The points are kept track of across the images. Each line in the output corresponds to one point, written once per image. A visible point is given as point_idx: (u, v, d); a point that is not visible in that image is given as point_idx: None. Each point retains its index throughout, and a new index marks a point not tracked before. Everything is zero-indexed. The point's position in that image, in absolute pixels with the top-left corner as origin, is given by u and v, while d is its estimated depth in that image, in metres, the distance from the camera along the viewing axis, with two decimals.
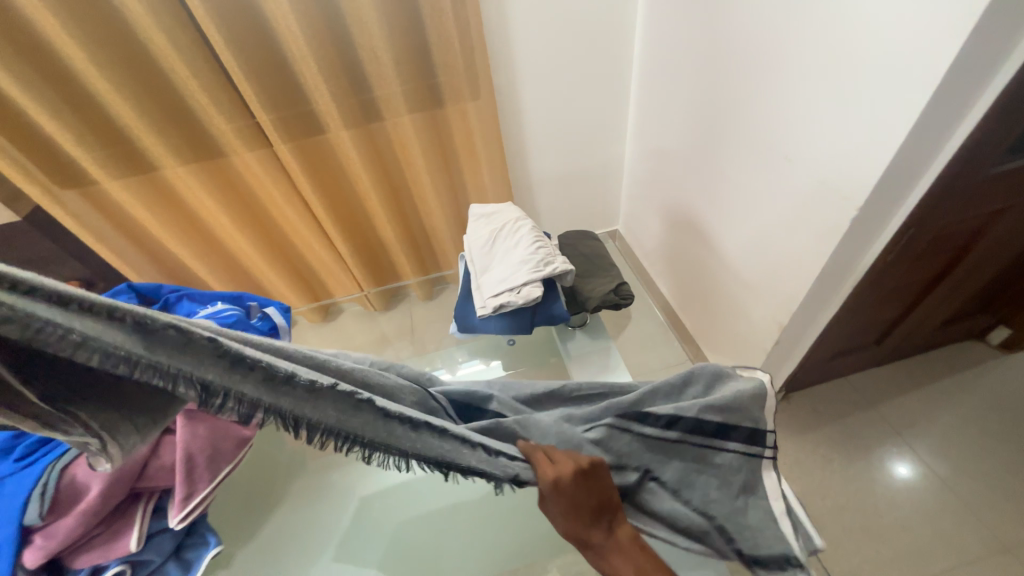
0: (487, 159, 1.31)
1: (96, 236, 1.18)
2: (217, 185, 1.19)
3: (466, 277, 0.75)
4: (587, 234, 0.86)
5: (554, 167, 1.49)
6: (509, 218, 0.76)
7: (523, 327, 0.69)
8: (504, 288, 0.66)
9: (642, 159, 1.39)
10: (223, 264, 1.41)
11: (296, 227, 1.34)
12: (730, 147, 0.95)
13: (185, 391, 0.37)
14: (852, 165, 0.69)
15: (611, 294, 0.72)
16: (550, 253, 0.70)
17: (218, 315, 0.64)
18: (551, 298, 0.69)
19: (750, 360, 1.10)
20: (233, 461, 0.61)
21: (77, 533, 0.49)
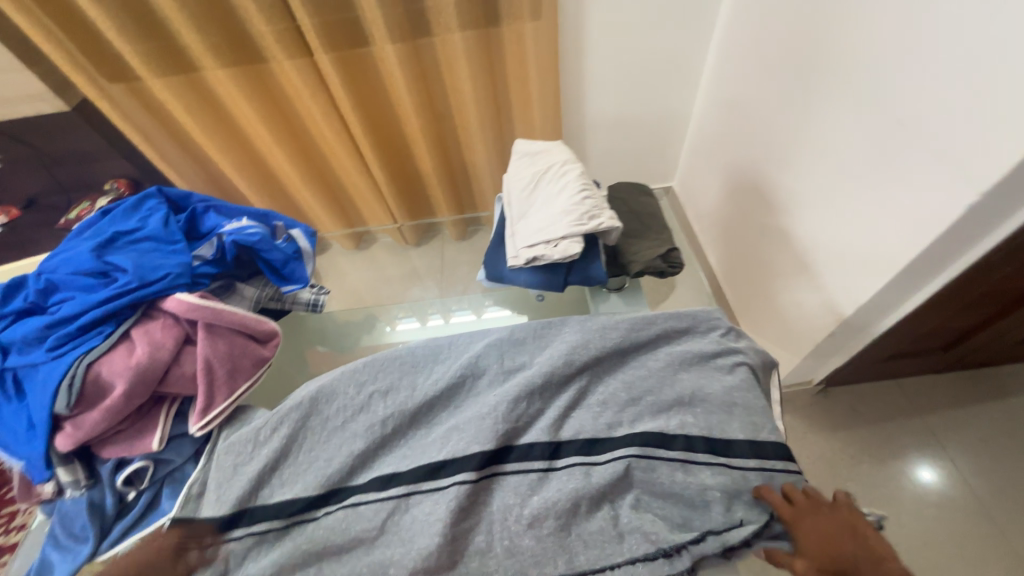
0: (540, 92, 1.19)
1: (140, 135, 1.17)
2: (256, 92, 1.14)
3: (500, 222, 0.69)
4: (639, 187, 0.75)
5: (612, 110, 1.35)
6: (557, 160, 0.67)
7: (555, 285, 0.63)
8: (540, 240, 0.61)
9: (714, 110, 1.24)
10: (261, 178, 1.40)
11: (334, 147, 1.29)
12: (825, 101, 0.80)
13: (313, 485, 0.52)
14: (976, 144, 0.56)
15: (658, 260, 0.63)
16: (598, 205, 0.62)
17: (243, 231, 0.60)
18: (591, 256, 0.62)
19: (794, 347, 1.02)
20: (252, 378, 0.59)
21: (101, 428, 0.49)
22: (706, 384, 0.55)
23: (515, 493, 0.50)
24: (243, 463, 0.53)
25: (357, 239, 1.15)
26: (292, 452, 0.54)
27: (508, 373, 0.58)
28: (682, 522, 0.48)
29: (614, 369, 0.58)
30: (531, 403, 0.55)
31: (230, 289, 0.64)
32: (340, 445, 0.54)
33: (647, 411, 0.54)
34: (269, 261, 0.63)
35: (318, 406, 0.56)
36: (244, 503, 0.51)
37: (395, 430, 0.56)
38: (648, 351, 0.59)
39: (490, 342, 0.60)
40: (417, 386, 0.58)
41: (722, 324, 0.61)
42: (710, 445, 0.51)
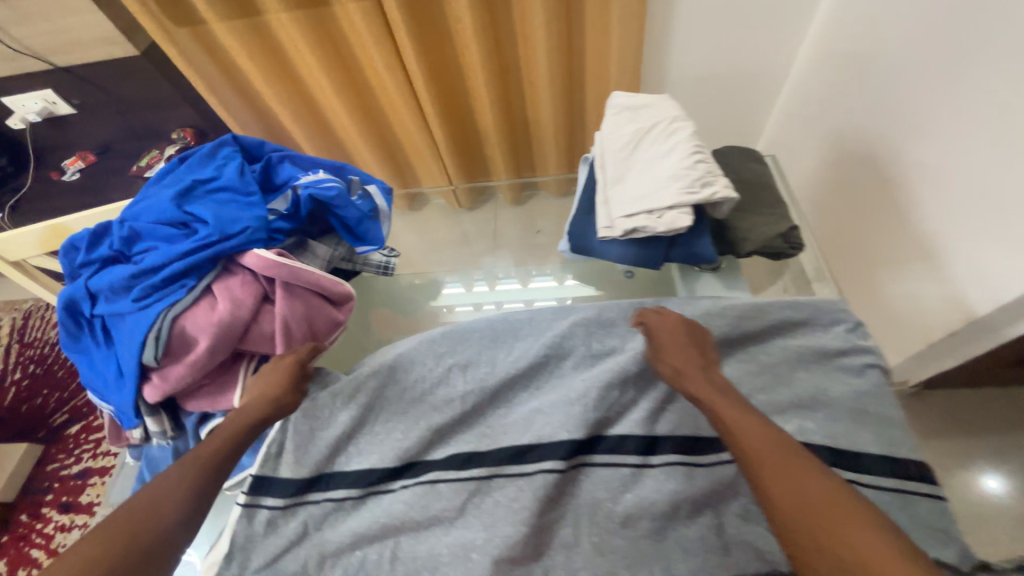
0: (620, 42, 1.07)
1: (205, 83, 1.16)
2: (318, 38, 1.09)
3: (589, 188, 0.62)
4: (750, 152, 0.65)
5: (697, 65, 1.20)
6: (662, 117, 0.58)
7: (652, 261, 0.56)
8: (641, 209, 0.53)
9: (822, 67, 1.07)
10: (319, 131, 1.37)
11: (394, 101, 1.23)
12: (993, 53, 0.65)
13: (390, 458, 0.50)
14: None
15: (777, 239, 0.54)
16: (711, 171, 0.54)
17: (319, 185, 0.57)
18: (699, 230, 0.54)
19: (894, 344, 0.91)
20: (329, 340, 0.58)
21: (186, 382, 0.49)
22: (830, 385, 0.48)
23: (605, 488, 0.47)
24: (320, 428, 0.51)
25: (411, 199, 1.06)
26: (368, 420, 0.53)
27: (596, 357, 0.53)
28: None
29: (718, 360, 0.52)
30: (625, 391, 0.50)
31: (304, 246, 0.60)
32: (418, 418, 0.52)
33: (757, 412, 0.48)
34: (344, 218, 0.60)
35: (394, 372, 0.54)
36: (322, 468, 0.51)
37: (472, 407, 0.52)
38: (756, 343, 0.52)
39: (576, 320, 0.55)
40: (497, 361, 0.54)
41: (849, 318, 0.51)
42: (835, 457, 0.44)
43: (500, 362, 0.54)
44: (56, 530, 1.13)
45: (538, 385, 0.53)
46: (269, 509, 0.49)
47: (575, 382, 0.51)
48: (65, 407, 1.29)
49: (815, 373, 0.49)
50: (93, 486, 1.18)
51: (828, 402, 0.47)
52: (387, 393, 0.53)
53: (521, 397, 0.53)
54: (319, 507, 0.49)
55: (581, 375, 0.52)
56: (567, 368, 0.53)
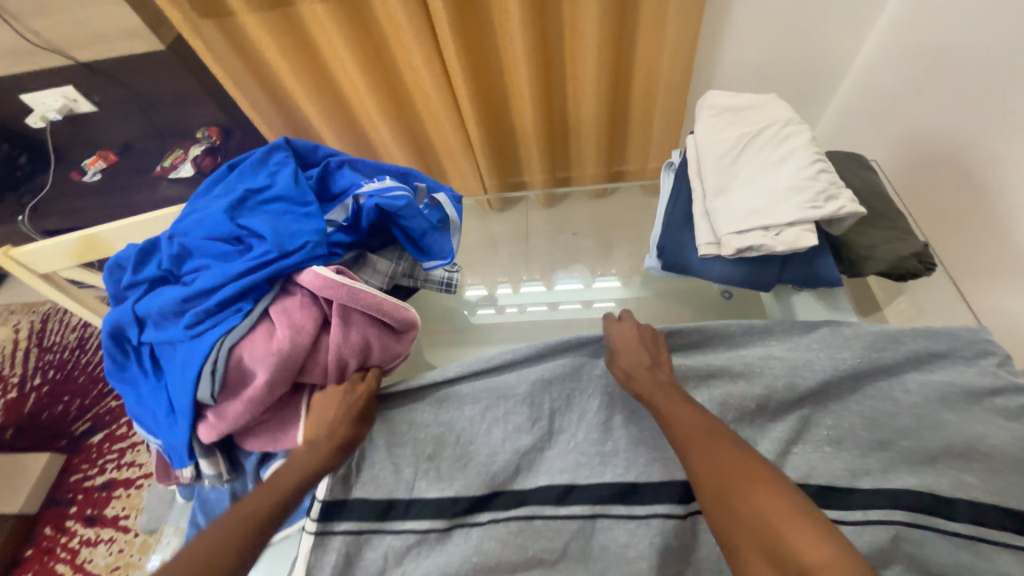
0: (675, 34, 1.00)
1: (233, 79, 1.10)
2: (352, 31, 1.03)
3: (679, 198, 0.56)
4: (857, 158, 0.59)
5: (750, 59, 1.13)
6: (770, 119, 0.51)
7: (762, 283, 0.50)
8: (754, 225, 0.47)
9: (891, 60, 1.00)
10: (348, 129, 1.31)
11: (429, 98, 1.17)
12: None
13: (477, 488, 0.46)
14: None
15: (911, 260, 0.47)
16: (833, 182, 0.47)
17: (385, 194, 0.51)
18: (819, 250, 0.48)
19: None
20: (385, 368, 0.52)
21: (244, 420, 0.43)
22: (988, 432, 0.42)
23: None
24: (400, 449, 0.48)
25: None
26: (448, 442, 0.48)
27: (703, 384, 0.48)
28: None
29: (845, 398, 0.46)
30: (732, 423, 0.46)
31: (363, 261, 0.55)
32: (503, 443, 0.47)
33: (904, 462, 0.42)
34: (410, 231, 0.54)
35: (473, 389, 0.50)
36: (398, 494, 0.46)
37: (560, 432, 0.48)
38: (889, 377, 0.46)
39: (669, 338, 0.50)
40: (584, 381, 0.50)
41: (1000, 351, 0.45)
42: (1011, 521, 0.39)
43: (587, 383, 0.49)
44: (82, 544, 1.08)
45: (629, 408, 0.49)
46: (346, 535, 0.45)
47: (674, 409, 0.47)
48: (87, 416, 1.24)
49: (965, 416, 0.43)
50: (118, 499, 1.13)
51: (985, 453, 0.41)
52: (466, 412, 0.49)
53: (615, 421, 0.48)
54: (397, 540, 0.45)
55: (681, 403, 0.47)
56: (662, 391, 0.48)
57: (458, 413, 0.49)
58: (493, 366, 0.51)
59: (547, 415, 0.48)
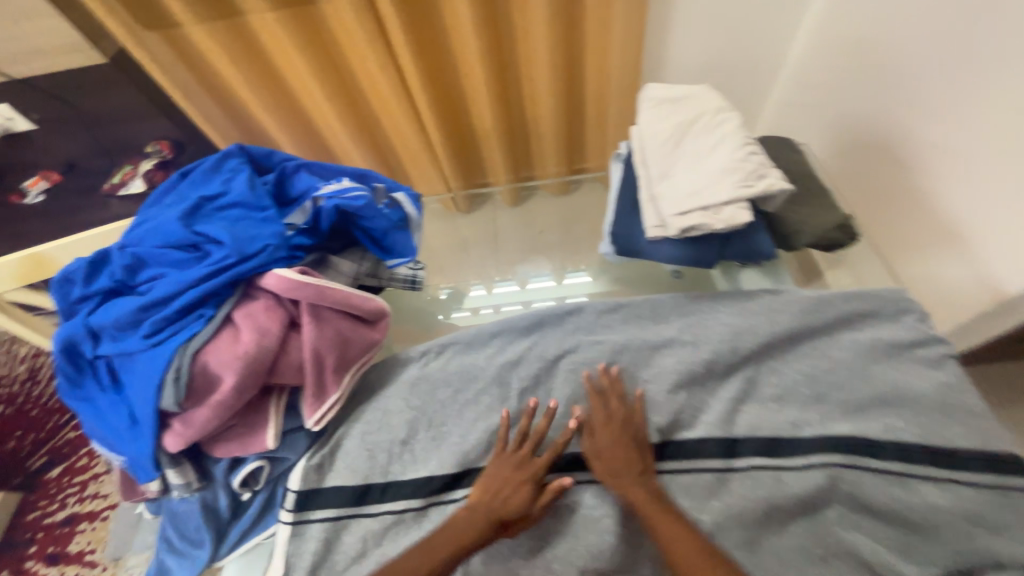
0: (622, 34, 1.04)
1: (183, 91, 1.08)
2: (305, 40, 1.03)
3: (628, 186, 0.59)
4: (789, 142, 0.63)
5: (695, 58, 1.19)
6: (705, 108, 0.55)
7: (706, 260, 0.53)
8: (695, 206, 0.50)
9: (822, 53, 1.07)
10: (307, 137, 1.29)
11: (387, 103, 1.17)
12: None
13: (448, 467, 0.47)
14: None
15: (836, 230, 0.52)
16: (765, 164, 0.51)
17: (344, 195, 0.52)
18: (754, 226, 0.52)
19: None
20: (362, 362, 0.51)
21: (213, 426, 0.42)
22: (914, 383, 0.46)
23: (689, 496, 0.46)
24: (375, 435, 0.49)
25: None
26: (421, 425, 0.49)
27: (655, 355, 0.51)
28: (904, 548, 0.41)
29: (790, 358, 0.49)
30: (688, 390, 0.49)
31: (325, 263, 0.55)
32: (470, 421, 0.49)
33: (838, 411, 0.46)
34: (371, 230, 0.55)
35: (441, 370, 0.52)
36: (374, 478, 0.47)
37: (524, 406, 0.50)
38: (823, 337, 0.50)
39: (624, 314, 0.54)
40: (548, 359, 0.51)
41: (916, 307, 0.49)
42: (934, 458, 0.43)
43: (550, 356, 0.51)
44: None
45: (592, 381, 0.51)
46: (326, 519, 0.46)
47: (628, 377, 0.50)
48: (43, 449, 1.17)
49: (891, 367, 0.47)
50: (82, 533, 1.08)
51: (909, 399, 0.46)
52: (437, 393, 0.51)
53: (578, 393, 0.50)
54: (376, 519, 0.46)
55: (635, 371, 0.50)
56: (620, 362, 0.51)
57: (428, 395, 0.51)
58: (462, 349, 0.53)
59: (514, 392, 0.50)
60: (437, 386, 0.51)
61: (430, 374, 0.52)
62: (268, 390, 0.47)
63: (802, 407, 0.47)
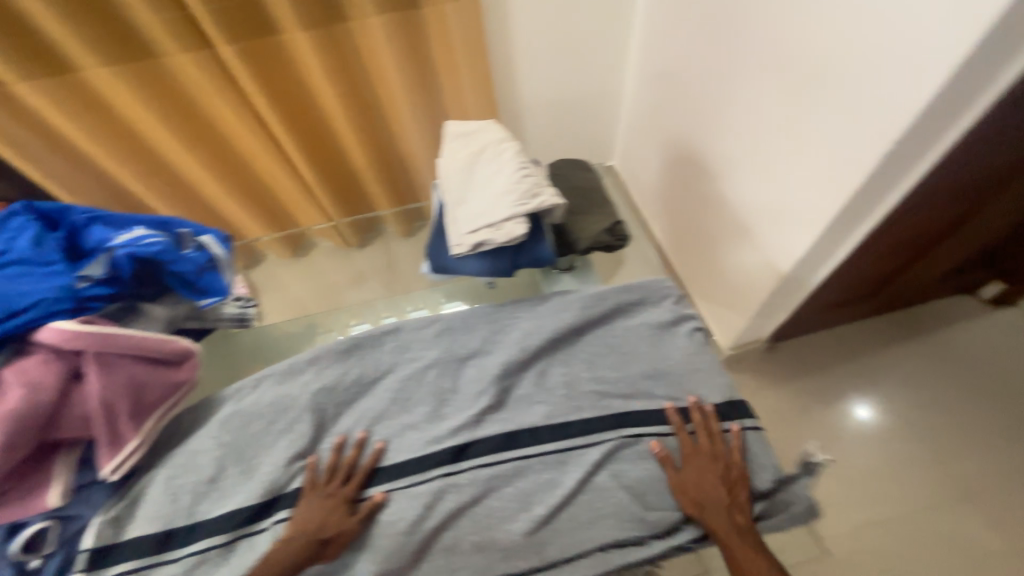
0: (471, 77, 1.16)
1: (16, 149, 1.02)
2: (152, 93, 1.02)
3: (439, 211, 0.65)
4: (581, 164, 0.74)
5: (546, 93, 1.34)
6: (490, 139, 0.63)
7: (503, 270, 0.60)
8: (482, 225, 0.57)
9: (645, 85, 1.26)
10: (173, 189, 1.26)
11: (254, 149, 1.19)
12: (746, 66, 0.82)
13: (255, 498, 0.48)
14: (885, 96, 0.59)
15: (603, 234, 0.61)
16: (539, 183, 0.59)
17: (140, 243, 0.52)
18: (537, 237, 0.60)
19: (739, 309, 1.05)
20: (168, 404, 0.51)
21: None
22: (665, 355, 0.56)
23: (482, 484, 0.49)
24: (180, 478, 0.49)
25: (295, 244, 1.06)
26: (231, 460, 0.50)
27: (461, 362, 0.56)
28: (654, 497, 0.49)
29: (573, 348, 0.57)
30: (493, 391, 0.54)
31: (134, 311, 0.54)
32: (280, 450, 0.50)
33: (608, 388, 0.54)
34: (179, 274, 0.56)
35: (253, 406, 0.52)
36: (177, 522, 0.48)
37: (337, 426, 0.53)
38: (601, 327, 0.58)
39: (436, 328, 0.58)
40: (362, 379, 0.55)
41: (673, 292, 0.60)
42: (679, 416, 0.53)
43: (365, 376, 0.55)
44: None
45: (404, 394, 0.54)
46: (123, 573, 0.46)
47: (437, 384, 0.55)
48: None
49: (653, 345, 0.57)
50: None
51: (661, 369, 0.56)
52: (248, 428, 0.51)
53: (391, 406, 0.54)
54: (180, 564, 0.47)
55: (442, 378, 0.55)
56: (429, 372, 0.55)
57: (238, 432, 0.51)
58: (276, 381, 0.54)
59: (329, 414, 0.53)
60: (248, 421, 0.51)
61: (241, 411, 0.52)
62: (58, 445, 0.46)
63: (583, 390, 0.54)
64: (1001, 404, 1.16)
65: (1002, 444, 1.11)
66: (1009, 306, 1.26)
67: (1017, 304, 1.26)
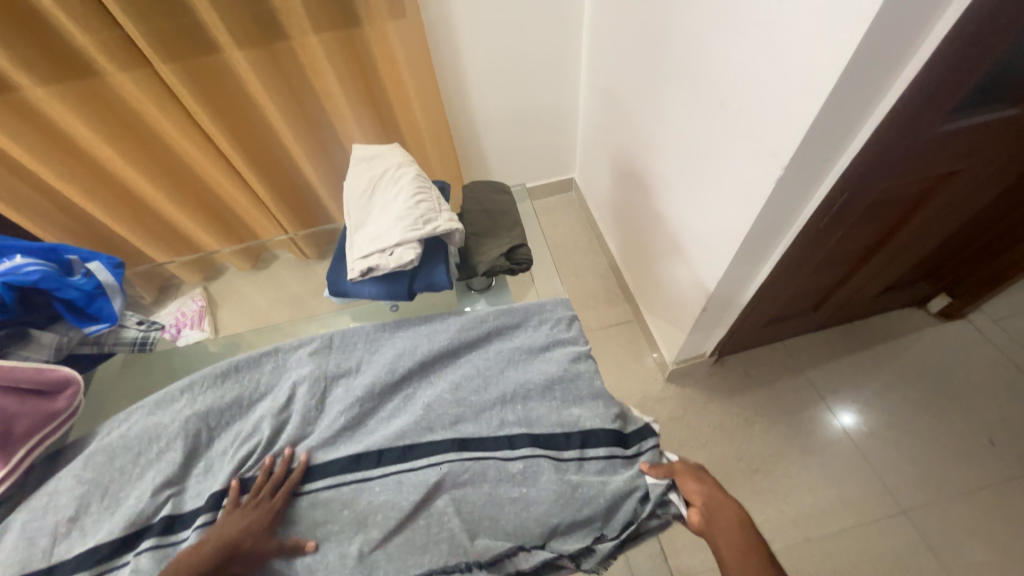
0: (418, 93, 1.16)
1: None
2: (93, 110, 1.02)
3: (344, 234, 0.65)
4: (494, 185, 0.74)
5: (499, 108, 1.35)
6: (391, 164, 0.64)
7: (400, 294, 0.60)
8: (375, 250, 0.58)
9: (595, 101, 1.27)
10: (125, 206, 1.26)
11: (203, 165, 1.20)
12: (672, 87, 0.84)
13: (112, 534, 0.48)
14: (778, 121, 0.60)
15: (502, 259, 0.62)
16: (434, 208, 0.60)
17: (19, 271, 0.52)
18: (432, 261, 0.60)
19: (679, 325, 1.05)
20: (41, 435, 0.51)
21: None
22: (547, 382, 0.57)
23: (329, 508, 0.50)
24: (37, 521, 0.48)
25: (256, 256, 0.95)
26: (95, 496, 0.50)
27: (330, 381, 0.57)
28: (495, 520, 0.50)
29: (447, 370, 0.59)
30: (361, 411, 0.55)
31: (24, 337, 0.55)
32: (145, 480, 0.51)
33: (472, 408, 0.55)
34: (67, 301, 0.55)
35: (123, 436, 0.53)
36: (34, 565, 0.47)
37: (212, 452, 0.54)
38: (476, 349, 0.60)
39: (314, 349, 0.59)
40: (238, 405, 0.55)
41: (560, 316, 0.63)
42: (533, 437, 0.54)
43: (243, 400, 0.56)
44: None
45: (277, 411, 0.54)
46: None
47: (309, 399, 0.55)
48: None
49: (528, 370, 0.58)
50: None
51: (536, 390, 0.57)
52: (116, 459, 0.51)
53: (263, 424, 0.54)
54: None
55: (315, 400, 0.55)
56: (301, 389, 0.56)
57: (104, 465, 0.51)
58: (148, 411, 0.54)
59: (202, 440, 0.53)
60: (116, 453, 0.52)
61: (111, 442, 0.52)
62: None
63: (450, 407, 0.55)
64: (949, 417, 1.16)
65: (949, 457, 1.10)
66: (957, 318, 1.27)
67: (964, 316, 1.27)
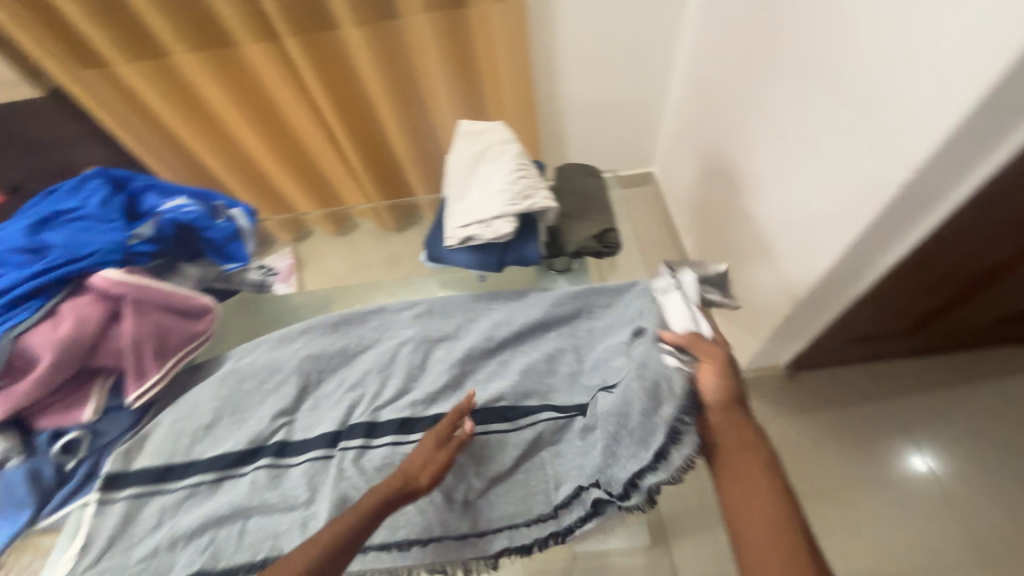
0: (511, 75, 1.18)
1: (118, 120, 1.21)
2: (226, 77, 1.15)
3: (443, 203, 0.69)
4: (588, 169, 0.75)
5: (587, 96, 1.34)
6: (495, 140, 0.67)
7: (491, 265, 0.64)
8: (473, 220, 0.61)
9: (688, 94, 1.23)
10: (240, 166, 1.41)
11: (308, 132, 1.30)
12: (781, 82, 0.80)
13: (242, 447, 0.56)
14: (906, 120, 0.56)
15: (593, 241, 0.63)
16: (533, 185, 0.62)
17: (180, 210, 0.62)
18: (526, 237, 0.63)
19: (756, 332, 1.01)
20: (184, 351, 0.60)
21: (31, 397, 0.50)
22: None
23: None
24: (181, 422, 0.57)
25: (340, 221, 1.03)
26: (226, 412, 0.58)
27: (431, 343, 0.61)
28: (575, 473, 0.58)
29: (538, 342, 0.61)
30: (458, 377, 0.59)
31: (172, 269, 0.63)
32: (268, 406, 0.58)
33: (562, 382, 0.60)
34: (212, 240, 0.65)
35: (252, 364, 0.61)
36: (175, 458, 0.56)
37: (321, 390, 0.60)
38: (566, 326, 0.62)
39: (416, 310, 0.64)
40: (347, 353, 0.61)
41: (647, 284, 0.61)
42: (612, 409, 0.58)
43: (350, 348, 0.61)
44: None
45: (383, 364, 0.60)
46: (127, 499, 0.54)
47: (410, 356, 0.60)
48: None
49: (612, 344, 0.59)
50: None
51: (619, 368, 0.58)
52: (245, 384, 0.59)
53: (368, 376, 0.59)
54: (173, 494, 0.55)
55: (415, 359, 0.60)
56: (403, 347, 0.61)
57: (235, 388, 0.59)
58: (272, 346, 0.62)
59: (313, 380, 0.60)
60: (246, 379, 0.59)
61: (241, 367, 0.60)
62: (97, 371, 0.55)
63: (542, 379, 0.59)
64: None
65: None
66: None
67: None
